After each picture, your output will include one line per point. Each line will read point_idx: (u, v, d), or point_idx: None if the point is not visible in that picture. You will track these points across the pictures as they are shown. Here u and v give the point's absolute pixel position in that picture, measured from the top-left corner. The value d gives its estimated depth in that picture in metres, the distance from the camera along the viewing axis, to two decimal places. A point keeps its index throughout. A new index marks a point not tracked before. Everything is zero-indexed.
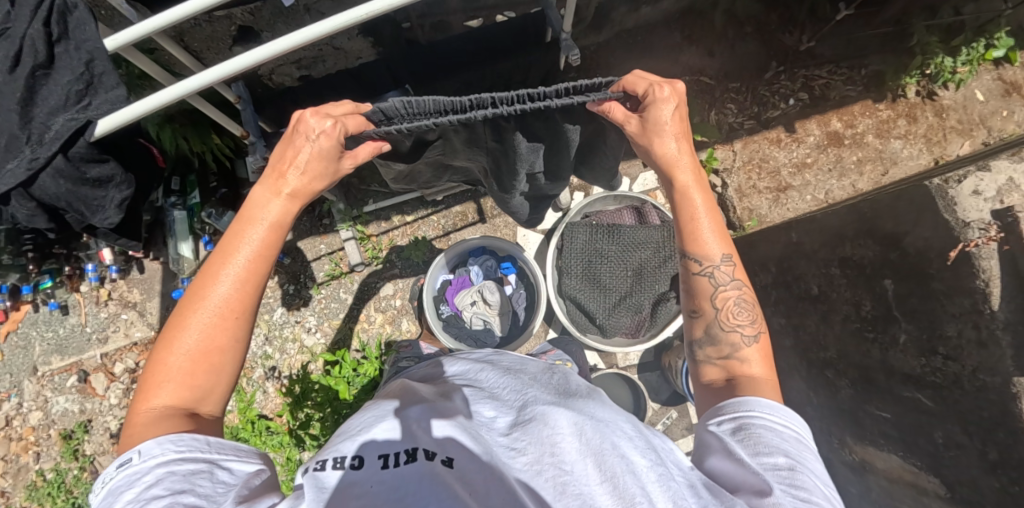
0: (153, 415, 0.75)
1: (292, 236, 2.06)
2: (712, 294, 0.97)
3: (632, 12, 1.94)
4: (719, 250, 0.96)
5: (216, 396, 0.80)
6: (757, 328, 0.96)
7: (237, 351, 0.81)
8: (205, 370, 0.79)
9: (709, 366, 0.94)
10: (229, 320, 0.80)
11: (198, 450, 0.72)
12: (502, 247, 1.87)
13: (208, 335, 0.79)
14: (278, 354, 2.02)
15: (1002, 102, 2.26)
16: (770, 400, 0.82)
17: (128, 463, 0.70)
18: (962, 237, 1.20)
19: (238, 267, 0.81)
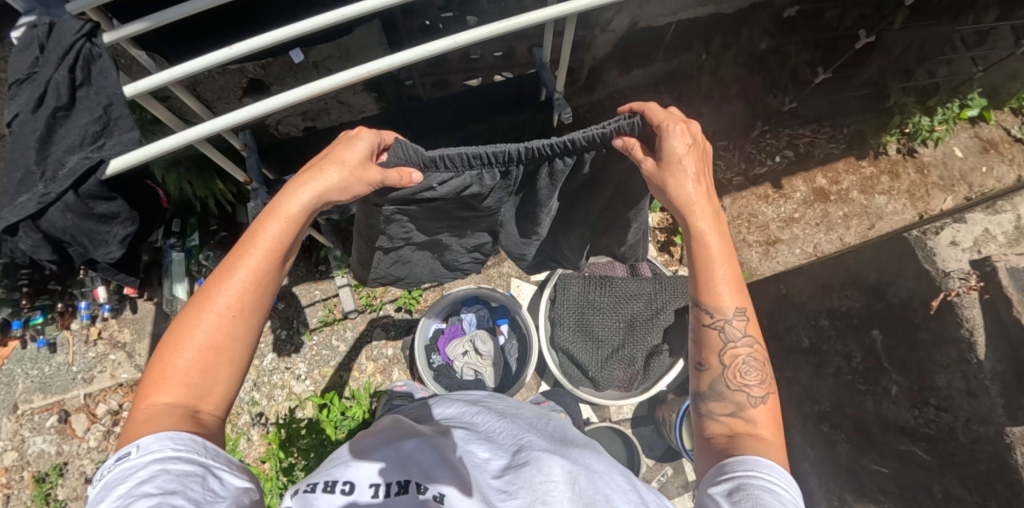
0: (151, 414, 0.74)
1: (287, 281, 2.08)
2: (722, 348, 0.96)
3: (624, 74, 2.08)
4: (733, 305, 0.94)
5: (216, 397, 0.79)
6: (765, 389, 0.96)
7: (237, 351, 0.81)
8: (206, 369, 0.78)
9: (714, 423, 0.94)
10: (231, 319, 0.80)
11: (194, 451, 0.71)
12: (495, 296, 1.85)
13: (212, 334, 0.79)
14: (265, 400, 2.01)
15: (981, 159, 2.36)
16: (770, 462, 0.82)
17: (124, 457, 0.69)
18: (943, 286, 1.23)
19: (247, 266, 0.82)
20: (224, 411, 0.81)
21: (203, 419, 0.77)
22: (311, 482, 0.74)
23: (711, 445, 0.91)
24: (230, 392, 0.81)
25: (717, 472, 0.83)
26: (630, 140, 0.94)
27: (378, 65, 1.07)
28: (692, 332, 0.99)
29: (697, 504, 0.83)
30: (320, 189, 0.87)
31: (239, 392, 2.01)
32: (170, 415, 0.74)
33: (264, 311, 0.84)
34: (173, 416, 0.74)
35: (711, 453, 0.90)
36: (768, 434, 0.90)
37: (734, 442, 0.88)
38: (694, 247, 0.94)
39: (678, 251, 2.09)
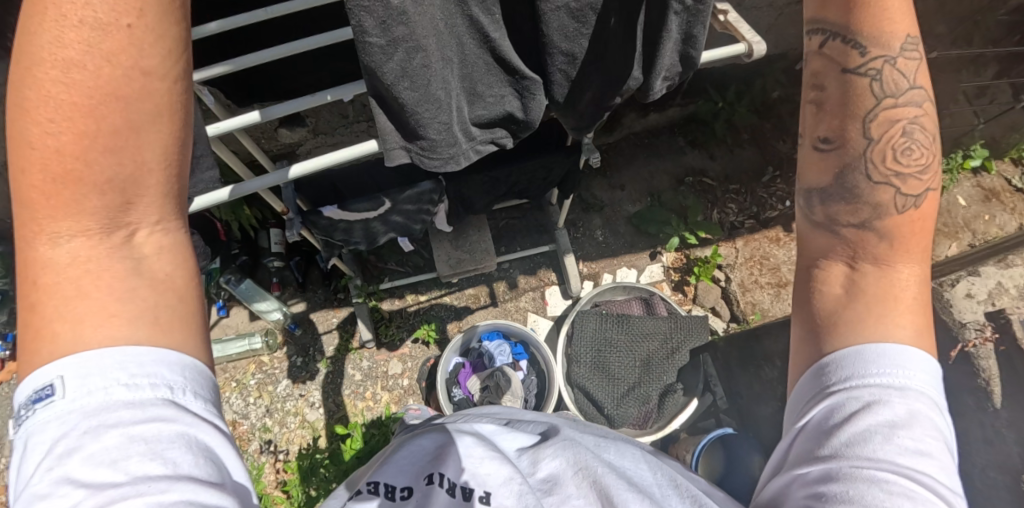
0: (61, 285, 0.50)
1: (305, 308, 2.12)
2: (873, 108, 0.72)
3: (641, 117, 2.18)
4: (900, 33, 0.71)
5: (155, 202, 0.54)
6: (925, 179, 0.72)
7: (150, 111, 0.52)
8: (113, 152, 0.51)
9: (836, 238, 0.72)
10: (123, 30, 0.50)
11: (163, 390, 0.50)
12: (515, 331, 1.87)
13: (93, 63, 0.49)
14: (277, 427, 2.01)
15: (984, 207, 2.42)
16: (887, 345, 0.65)
17: (50, 397, 0.48)
18: (960, 337, 1.26)
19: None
20: (177, 222, 0.58)
21: (150, 267, 0.54)
22: (386, 484, 0.81)
23: (818, 297, 0.70)
24: (179, 189, 0.57)
25: (814, 384, 0.67)
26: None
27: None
28: (816, 90, 0.75)
29: (797, 402, 0.69)
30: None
31: (251, 417, 2.01)
32: (99, 278, 0.51)
33: (180, 17, 0.54)
34: (101, 277, 0.52)
35: (816, 320, 0.70)
36: (915, 298, 0.68)
37: (854, 293, 0.68)
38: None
39: (692, 290, 2.14)
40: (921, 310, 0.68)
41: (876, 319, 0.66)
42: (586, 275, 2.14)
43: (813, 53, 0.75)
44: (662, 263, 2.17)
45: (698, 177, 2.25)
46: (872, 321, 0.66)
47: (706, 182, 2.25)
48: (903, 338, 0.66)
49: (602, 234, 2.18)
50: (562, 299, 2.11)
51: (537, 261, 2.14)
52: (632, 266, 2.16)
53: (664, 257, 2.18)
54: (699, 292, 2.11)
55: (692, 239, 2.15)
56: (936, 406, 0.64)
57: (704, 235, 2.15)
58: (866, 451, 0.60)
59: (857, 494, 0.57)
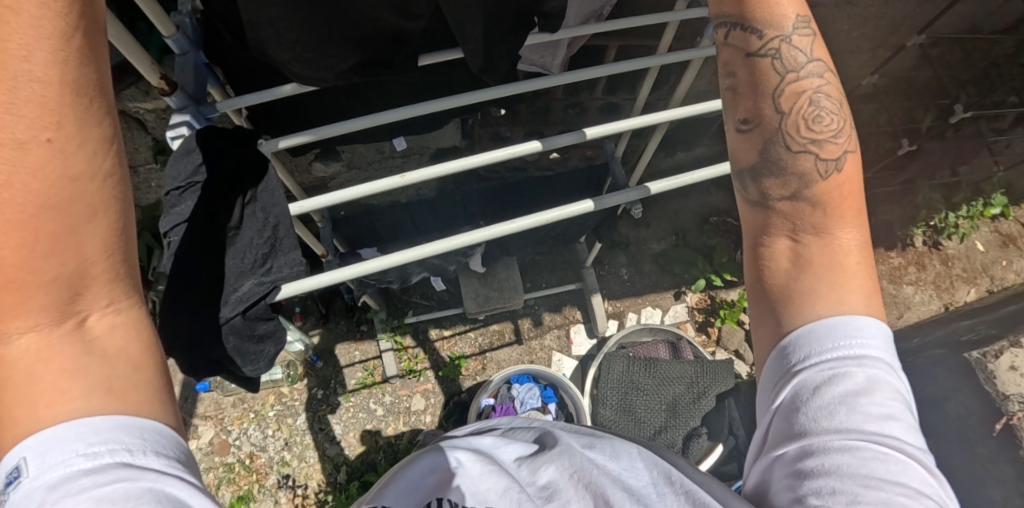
0: (13, 377, 0.47)
1: (328, 339, 2.09)
2: (778, 84, 0.73)
3: (669, 156, 2.17)
4: (790, 13, 0.73)
5: (104, 284, 0.51)
6: (845, 145, 0.74)
7: (93, 199, 0.50)
8: (51, 243, 0.47)
9: (774, 216, 0.74)
10: (47, 146, 0.47)
11: (122, 452, 0.47)
12: (546, 374, 1.90)
13: (23, 185, 0.46)
14: (295, 461, 1.96)
15: (1001, 253, 2.45)
16: (841, 318, 0.66)
17: (17, 480, 0.45)
18: (1003, 409, 1.29)
19: (13, 47, 0.46)
20: (132, 294, 0.54)
21: (104, 347, 0.50)
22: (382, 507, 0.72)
23: (768, 277, 0.71)
24: (132, 267, 0.54)
25: (779, 366, 0.68)
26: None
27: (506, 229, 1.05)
28: (728, 79, 0.76)
29: (764, 387, 0.70)
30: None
31: (269, 450, 1.97)
32: (51, 363, 0.48)
33: (104, 110, 0.51)
34: (53, 361, 0.48)
35: (771, 301, 0.71)
36: (857, 262, 0.69)
37: (803, 268, 0.69)
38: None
39: (715, 332, 2.14)
40: (866, 274, 0.70)
41: (826, 290, 0.68)
42: (611, 314, 2.14)
43: (722, 45, 0.76)
44: (687, 304, 2.18)
45: (723, 218, 2.26)
46: (821, 294, 0.68)
47: (731, 222, 2.25)
48: (855, 308, 0.67)
49: (627, 272, 2.19)
50: (587, 338, 2.13)
51: (562, 298, 2.16)
52: (657, 306, 2.17)
53: (689, 297, 2.19)
54: (723, 334, 2.12)
55: (717, 281, 2.17)
56: (892, 366, 0.66)
57: (730, 278, 2.17)
58: (834, 424, 0.61)
59: (833, 470, 0.58)
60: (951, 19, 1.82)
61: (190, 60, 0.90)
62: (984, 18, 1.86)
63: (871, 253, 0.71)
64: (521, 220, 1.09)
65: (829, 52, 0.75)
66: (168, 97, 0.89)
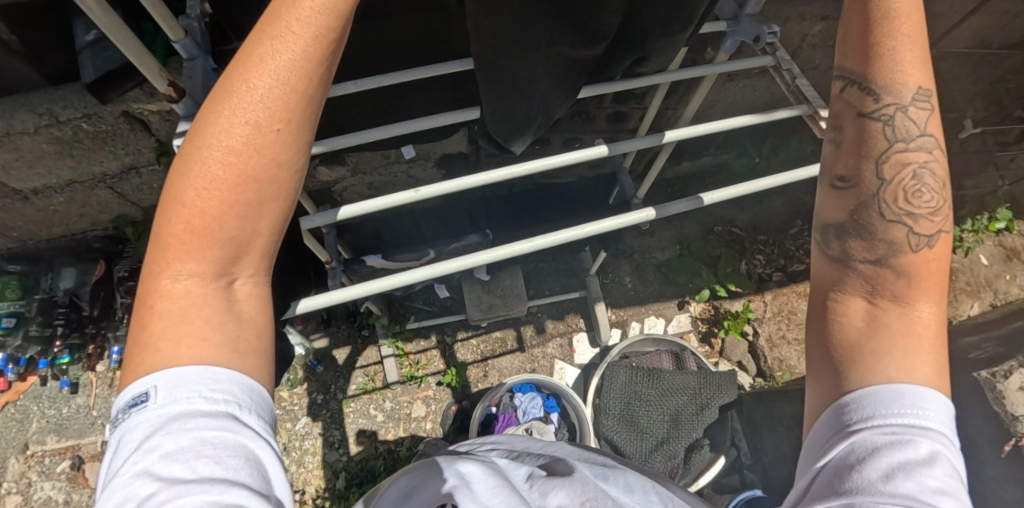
0: (178, 311, 0.63)
1: (328, 343, 2.07)
2: (885, 150, 0.79)
3: (675, 165, 2.14)
4: (911, 83, 0.76)
5: (254, 259, 0.68)
6: (938, 223, 0.78)
7: (283, 184, 0.66)
8: (242, 209, 0.64)
9: (852, 276, 0.80)
10: (273, 134, 0.64)
11: (233, 405, 0.61)
12: (548, 384, 1.88)
13: (246, 158, 0.63)
14: (294, 466, 1.94)
15: (1005, 266, 2.41)
16: (913, 389, 0.69)
17: (146, 402, 0.60)
18: (1011, 431, 1.32)
19: (285, 60, 0.62)
20: (267, 272, 0.70)
21: (241, 309, 0.67)
22: None
23: (840, 328, 0.76)
24: (274, 254, 0.71)
25: (834, 422, 0.72)
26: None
27: (510, 251, 1.08)
28: (837, 133, 0.84)
29: (817, 438, 0.73)
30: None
31: None
32: (203, 307, 0.64)
33: (314, 119, 0.67)
34: (205, 309, 0.64)
35: (843, 349, 0.75)
36: (932, 339, 0.73)
37: (876, 328, 0.74)
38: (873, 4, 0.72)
39: (719, 343, 2.14)
40: (938, 350, 0.73)
41: (901, 354, 0.72)
42: (614, 323, 2.14)
43: (836, 97, 0.83)
44: (690, 313, 2.17)
45: (727, 227, 2.25)
46: (896, 354, 0.72)
47: (735, 231, 2.25)
48: (925, 381, 0.70)
49: (631, 280, 2.18)
50: (589, 347, 2.12)
51: (566, 305, 2.15)
52: (660, 315, 2.16)
53: (692, 307, 2.18)
54: (726, 345, 2.11)
55: (722, 291, 2.16)
56: (952, 451, 0.68)
57: (734, 288, 2.16)
58: (891, 489, 0.63)
59: None
60: (962, 35, 1.82)
61: (199, 65, 0.90)
62: (993, 34, 1.86)
63: (945, 332, 0.74)
64: (538, 240, 1.11)
65: (940, 129, 0.80)
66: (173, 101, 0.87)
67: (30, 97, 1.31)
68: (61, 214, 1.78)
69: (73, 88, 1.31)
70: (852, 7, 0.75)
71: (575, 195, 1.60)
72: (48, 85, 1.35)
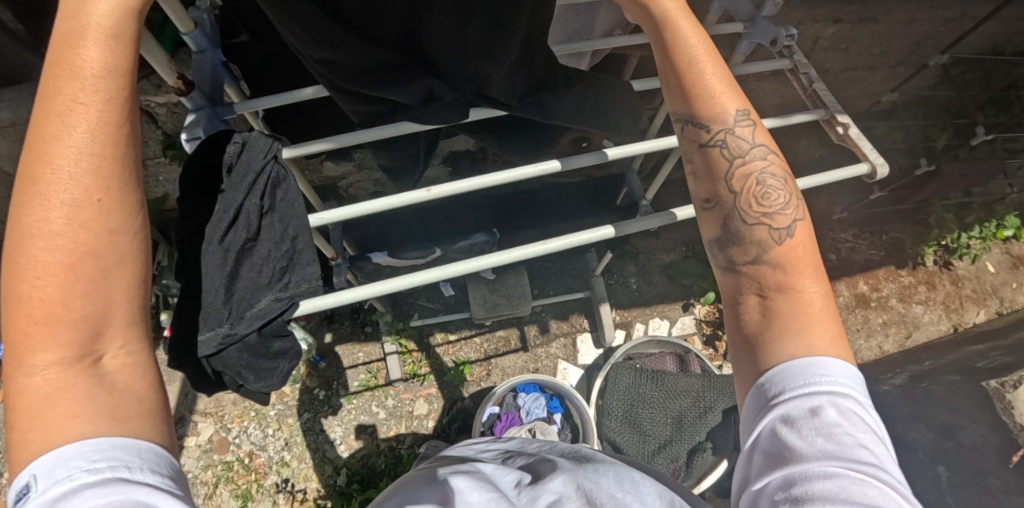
0: (37, 406, 0.55)
1: (332, 338, 2.06)
2: (727, 169, 0.79)
3: (683, 166, 2.13)
4: (731, 107, 0.78)
5: (120, 329, 0.59)
6: (795, 214, 0.78)
7: (126, 246, 0.59)
8: (85, 284, 0.57)
9: (743, 279, 0.78)
10: (96, 205, 0.58)
11: (122, 470, 0.54)
12: (552, 384, 1.88)
13: (72, 234, 0.56)
14: (295, 461, 1.94)
15: (1011, 274, 2.40)
16: (814, 358, 0.69)
17: (26, 496, 0.52)
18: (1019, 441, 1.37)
19: (78, 127, 0.57)
20: (144, 342, 0.62)
21: (114, 381, 0.58)
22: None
23: (740, 328, 0.75)
24: (146, 317, 0.62)
25: (756, 401, 0.71)
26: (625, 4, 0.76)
27: (522, 254, 1.07)
28: (689, 165, 0.83)
29: (747, 429, 0.72)
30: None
31: (270, 450, 1.94)
32: (65, 393, 0.56)
33: (138, 180, 0.61)
34: (65, 393, 0.56)
35: (746, 343, 0.74)
36: (823, 314, 0.72)
37: (771, 320, 0.72)
38: (679, 58, 0.75)
39: (723, 346, 2.13)
40: (830, 322, 0.72)
41: (796, 333, 0.70)
42: (618, 324, 2.13)
43: (678, 136, 0.82)
44: (695, 316, 2.16)
45: None
46: (791, 335, 0.70)
47: None
48: (824, 351, 0.69)
49: (635, 282, 2.17)
50: (593, 347, 2.11)
51: (570, 305, 2.14)
52: (664, 317, 2.15)
53: (697, 310, 2.17)
54: None
55: None
56: (863, 404, 0.68)
57: None
58: (811, 450, 0.64)
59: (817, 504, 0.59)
60: (976, 40, 1.81)
61: (208, 58, 0.88)
62: (1006, 40, 1.85)
63: (835, 304, 0.74)
64: (549, 243, 1.10)
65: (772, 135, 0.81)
66: (185, 97, 0.87)
67: None
68: None
69: None
70: (660, 61, 0.77)
71: (582, 196, 1.60)
72: None
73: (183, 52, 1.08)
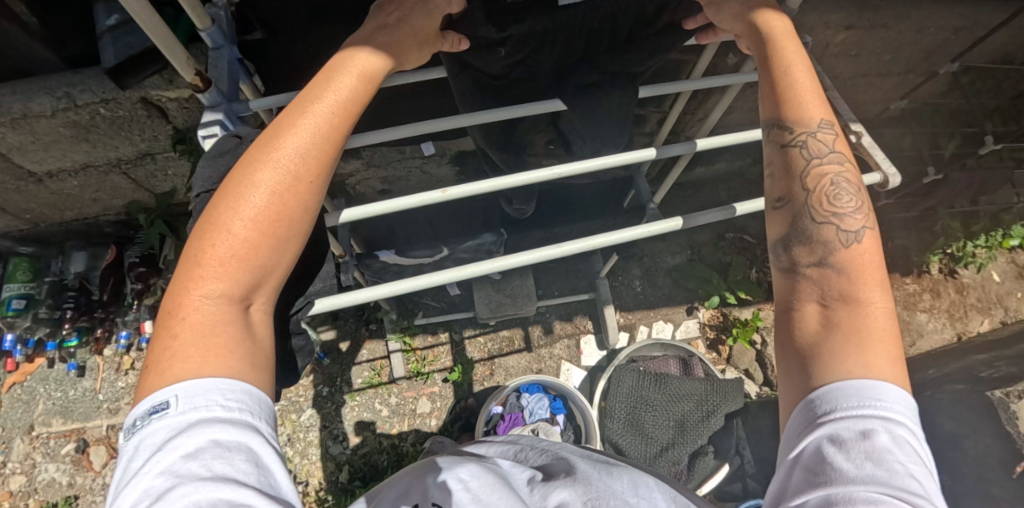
0: (202, 327, 0.62)
1: (336, 335, 2.07)
2: (804, 168, 0.84)
3: (689, 169, 2.12)
4: (816, 115, 0.83)
5: (270, 287, 0.68)
6: (865, 221, 0.81)
7: (307, 224, 0.69)
8: (275, 243, 0.67)
9: (803, 283, 0.79)
10: (307, 185, 0.69)
11: (246, 413, 0.61)
12: (555, 385, 1.89)
13: (279, 198, 0.67)
14: (297, 457, 1.94)
15: (1017, 284, 2.40)
16: (872, 383, 0.68)
17: (164, 411, 0.59)
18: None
19: (319, 122, 0.70)
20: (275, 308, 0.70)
21: (258, 334, 0.66)
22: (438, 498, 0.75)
23: (796, 337, 0.75)
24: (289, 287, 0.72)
25: (803, 416, 0.71)
26: (737, 26, 0.91)
27: (541, 256, 1.01)
28: (767, 167, 0.88)
29: (788, 443, 0.72)
30: (391, 51, 0.78)
31: None
32: (227, 327, 0.63)
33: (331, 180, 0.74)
34: (227, 327, 0.63)
35: (798, 353, 0.74)
36: (885, 332, 0.72)
37: (832, 331, 0.72)
38: (773, 61, 0.84)
39: (727, 350, 2.13)
40: (891, 345, 0.72)
41: (854, 349, 0.71)
42: (622, 326, 2.13)
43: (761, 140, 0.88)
44: (699, 319, 2.17)
45: (739, 234, 2.23)
46: (850, 351, 0.70)
47: (747, 239, 2.22)
48: (880, 374, 0.69)
49: (640, 284, 2.18)
50: (597, 349, 2.11)
51: (574, 306, 2.14)
52: (669, 320, 2.16)
53: (702, 313, 2.17)
54: (733, 353, 2.11)
55: (732, 298, 2.15)
56: (916, 435, 0.67)
57: (744, 296, 2.15)
58: (858, 474, 0.63)
59: None
60: (986, 49, 1.81)
61: (224, 55, 0.91)
62: (1016, 49, 1.85)
63: (898, 323, 0.73)
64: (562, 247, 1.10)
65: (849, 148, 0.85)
66: (202, 94, 0.88)
67: (49, 81, 1.31)
68: (73, 198, 1.78)
69: (92, 72, 1.31)
70: (759, 68, 0.86)
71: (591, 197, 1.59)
72: (66, 68, 1.35)
73: (197, 47, 1.09)
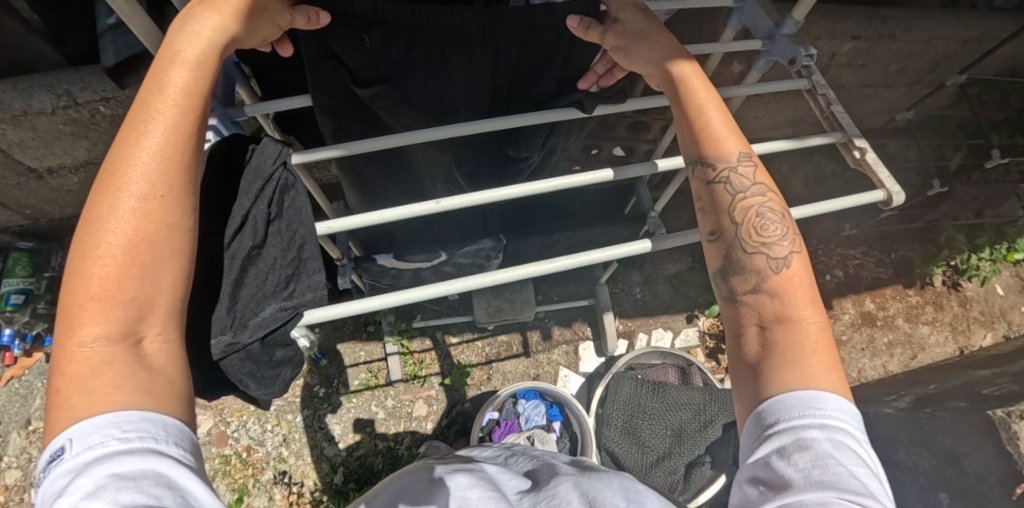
0: (81, 373, 0.58)
1: (334, 337, 2.06)
2: (730, 203, 0.83)
3: None
4: (734, 149, 0.83)
5: (160, 315, 0.63)
6: (791, 246, 0.80)
7: (179, 239, 0.65)
8: (140, 269, 0.62)
9: (743, 308, 0.79)
10: (160, 200, 0.64)
11: (149, 440, 0.56)
12: (552, 392, 1.87)
13: (135, 222, 0.62)
14: (293, 458, 1.94)
15: (1021, 298, 2.37)
16: (810, 392, 0.68)
17: (61, 457, 0.55)
18: None
19: (160, 131, 0.65)
20: (180, 333, 0.65)
21: (154, 363, 0.61)
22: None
23: (741, 358, 0.75)
24: (185, 309, 0.66)
25: (753, 429, 0.70)
26: (647, 68, 0.88)
27: (534, 269, 1.01)
28: (696, 202, 0.86)
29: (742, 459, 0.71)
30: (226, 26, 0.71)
31: (268, 445, 1.94)
32: (110, 365, 0.58)
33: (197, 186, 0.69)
34: (110, 366, 0.58)
35: (745, 370, 0.74)
36: (822, 347, 0.72)
37: (770, 351, 0.73)
38: (687, 104, 0.84)
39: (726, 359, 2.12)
40: (828, 357, 0.72)
41: (793, 365, 0.70)
42: (621, 333, 2.12)
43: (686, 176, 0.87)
44: (699, 328, 2.15)
45: None
46: (789, 366, 0.70)
47: None
48: (819, 384, 0.69)
49: (640, 291, 2.17)
50: (595, 356, 2.10)
51: (573, 312, 2.13)
52: (668, 328, 2.14)
53: (701, 321, 2.16)
54: None
55: None
56: (858, 437, 0.66)
57: None
58: (807, 481, 0.62)
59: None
60: (994, 62, 1.79)
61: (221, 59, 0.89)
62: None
63: (832, 335, 0.74)
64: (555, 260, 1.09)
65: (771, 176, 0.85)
66: None
67: (49, 78, 1.30)
68: (74, 194, 1.78)
69: (92, 70, 1.30)
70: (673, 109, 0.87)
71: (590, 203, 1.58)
72: (67, 66, 1.34)
73: None
